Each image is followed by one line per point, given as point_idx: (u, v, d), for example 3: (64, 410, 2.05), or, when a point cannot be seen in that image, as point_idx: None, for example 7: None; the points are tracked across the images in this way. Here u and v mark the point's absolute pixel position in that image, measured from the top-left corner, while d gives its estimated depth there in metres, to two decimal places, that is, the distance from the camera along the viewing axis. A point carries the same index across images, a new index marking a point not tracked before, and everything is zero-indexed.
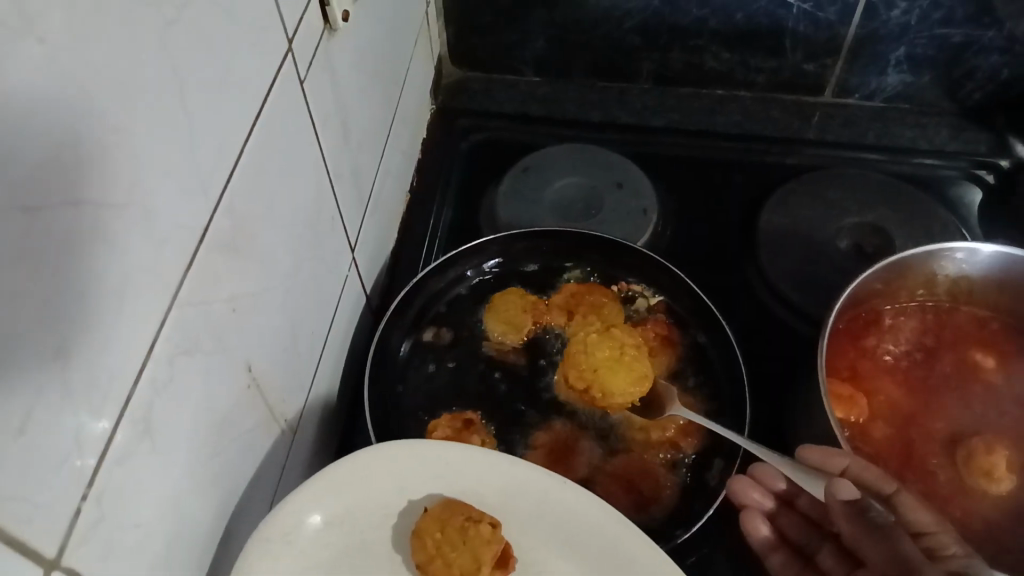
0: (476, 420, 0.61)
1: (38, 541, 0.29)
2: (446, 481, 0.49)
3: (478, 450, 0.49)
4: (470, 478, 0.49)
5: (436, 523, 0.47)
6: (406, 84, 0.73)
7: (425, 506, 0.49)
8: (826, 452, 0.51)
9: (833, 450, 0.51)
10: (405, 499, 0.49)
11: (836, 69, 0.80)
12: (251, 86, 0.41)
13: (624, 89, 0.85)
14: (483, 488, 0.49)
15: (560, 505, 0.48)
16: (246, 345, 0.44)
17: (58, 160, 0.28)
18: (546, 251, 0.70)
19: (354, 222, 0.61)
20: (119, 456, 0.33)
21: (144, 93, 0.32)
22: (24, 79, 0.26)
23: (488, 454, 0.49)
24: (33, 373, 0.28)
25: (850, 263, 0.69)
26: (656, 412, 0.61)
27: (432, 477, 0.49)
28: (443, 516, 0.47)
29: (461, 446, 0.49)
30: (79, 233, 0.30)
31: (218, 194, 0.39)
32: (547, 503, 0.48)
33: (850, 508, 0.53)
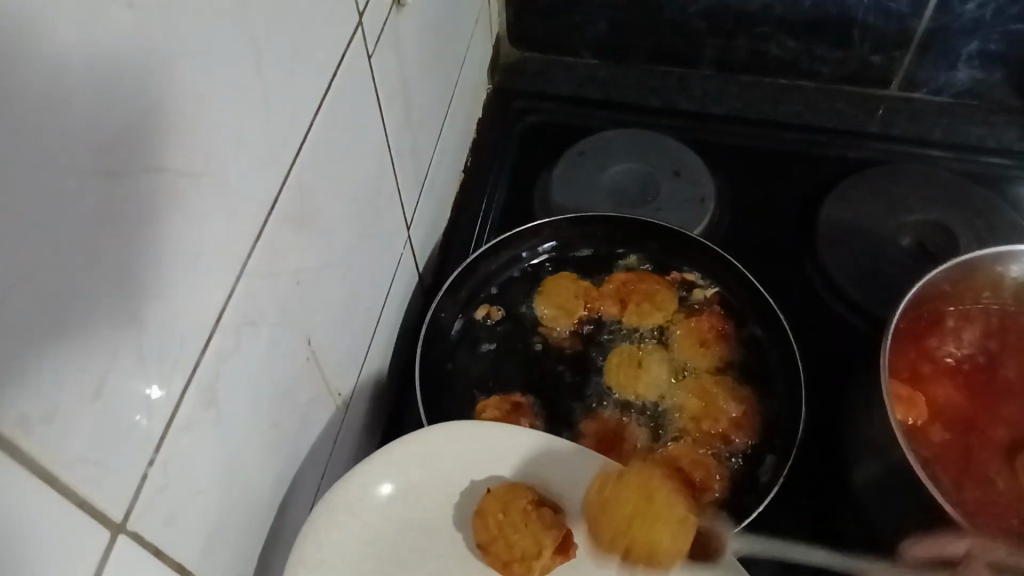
0: (525, 403, 0.61)
1: (107, 504, 0.30)
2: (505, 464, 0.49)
3: (535, 434, 0.50)
4: (528, 461, 0.50)
5: (499, 503, 0.47)
6: (466, 63, 0.72)
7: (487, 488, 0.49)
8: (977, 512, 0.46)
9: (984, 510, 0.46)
10: (468, 479, 0.49)
11: (904, 62, 0.78)
12: (324, 60, 0.41)
13: (684, 75, 0.83)
14: (538, 469, 0.50)
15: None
16: (308, 319, 0.44)
17: (141, 125, 0.28)
18: (602, 236, 0.69)
19: (411, 199, 0.60)
20: (185, 423, 0.34)
21: (224, 61, 0.32)
22: (111, 42, 0.26)
23: (544, 440, 0.50)
24: (109, 338, 0.28)
25: (912, 261, 0.67)
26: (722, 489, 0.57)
27: (494, 458, 0.50)
28: (506, 498, 0.47)
29: (514, 429, 0.50)
30: (158, 199, 0.30)
31: (287, 165, 0.39)
32: None
33: None
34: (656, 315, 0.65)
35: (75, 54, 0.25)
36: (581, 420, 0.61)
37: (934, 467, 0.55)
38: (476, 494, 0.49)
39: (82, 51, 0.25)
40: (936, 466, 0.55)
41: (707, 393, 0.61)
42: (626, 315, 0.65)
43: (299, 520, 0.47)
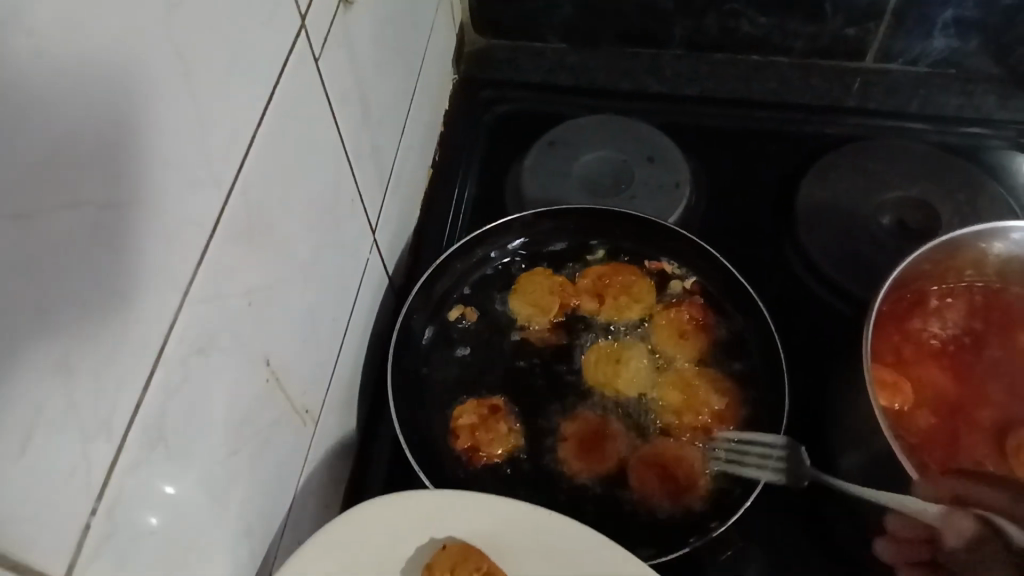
0: (502, 406, 0.60)
1: (45, 561, 0.28)
2: (443, 527, 0.47)
3: (472, 496, 0.47)
4: (466, 524, 0.47)
5: (447, 563, 0.46)
6: (428, 55, 0.70)
7: (442, 544, 0.47)
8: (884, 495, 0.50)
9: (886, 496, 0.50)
10: (425, 537, 0.47)
11: (879, 33, 0.76)
12: (263, 68, 0.39)
13: (655, 56, 0.81)
14: (492, 526, 0.47)
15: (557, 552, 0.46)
16: (265, 339, 0.42)
17: (55, 157, 0.26)
18: (574, 229, 0.67)
19: (374, 202, 0.58)
20: (130, 464, 0.32)
21: (148, 80, 0.30)
22: (10, 74, 0.24)
23: (480, 501, 0.47)
24: (34, 386, 0.26)
25: (894, 239, 0.66)
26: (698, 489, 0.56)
27: (454, 518, 0.47)
28: (456, 557, 0.46)
29: (445, 492, 0.47)
30: (79, 236, 0.28)
31: (231, 181, 0.37)
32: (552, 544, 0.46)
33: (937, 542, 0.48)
34: (634, 308, 0.63)
35: None
36: (562, 419, 0.59)
37: (921, 454, 0.54)
38: (422, 557, 0.47)
39: None
40: (923, 452, 0.54)
41: (689, 385, 0.60)
42: (604, 310, 0.63)
43: (268, 545, 0.46)
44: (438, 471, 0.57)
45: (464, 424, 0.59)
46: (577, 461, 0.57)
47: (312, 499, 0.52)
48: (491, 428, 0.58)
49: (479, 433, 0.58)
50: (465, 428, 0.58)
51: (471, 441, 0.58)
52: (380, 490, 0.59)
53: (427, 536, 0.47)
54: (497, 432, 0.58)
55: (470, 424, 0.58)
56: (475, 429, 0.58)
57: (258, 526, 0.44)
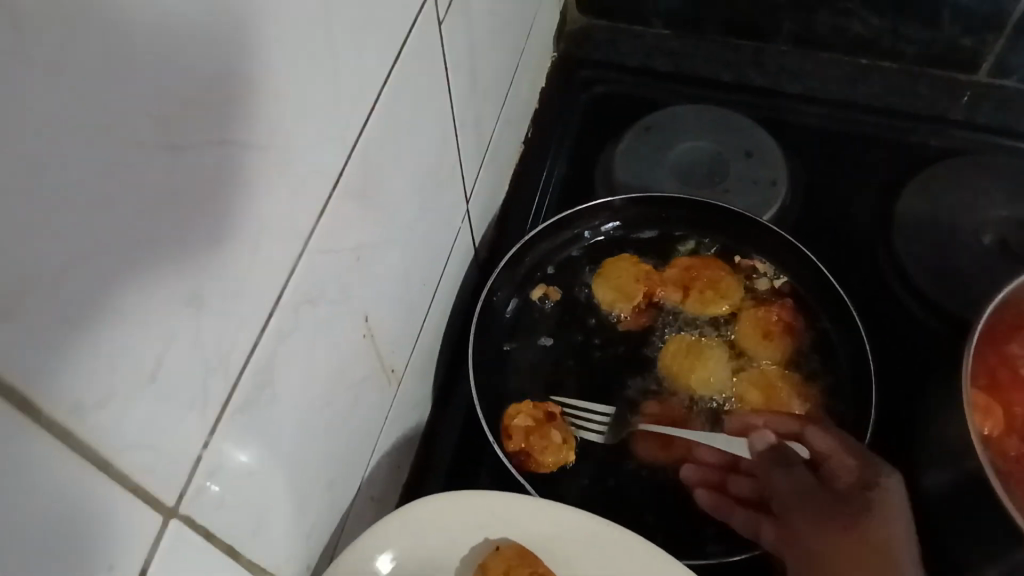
0: (558, 414, 0.58)
1: (160, 490, 0.29)
2: (499, 526, 0.47)
3: (528, 499, 0.47)
4: (521, 523, 0.47)
5: (503, 564, 0.45)
6: (533, 29, 0.69)
7: (495, 545, 0.47)
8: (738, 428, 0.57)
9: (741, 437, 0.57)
10: (480, 536, 0.47)
11: (997, 45, 0.73)
12: (393, 26, 0.39)
13: (760, 49, 0.79)
14: (548, 532, 0.47)
15: (614, 563, 0.46)
16: (366, 296, 0.43)
17: (207, 96, 0.26)
18: (666, 218, 0.66)
19: (471, 172, 0.58)
20: (241, 406, 0.32)
21: (294, 27, 0.30)
22: (177, 8, 0.24)
23: (540, 507, 0.47)
24: (167, 318, 0.27)
25: (994, 260, 0.63)
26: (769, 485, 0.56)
27: (511, 520, 0.47)
28: (511, 560, 0.46)
29: (502, 493, 0.47)
30: (220, 174, 0.28)
31: (355, 137, 0.37)
32: (610, 555, 0.46)
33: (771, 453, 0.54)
34: (720, 304, 0.62)
35: (141, 17, 0.23)
36: (638, 406, 0.59)
37: (1008, 484, 0.52)
38: (476, 556, 0.47)
39: (148, 15, 0.23)
40: (1011, 481, 0.53)
41: (771, 386, 0.59)
42: (689, 302, 0.63)
43: (347, 499, 0.46)
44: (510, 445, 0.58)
45: (517, 425, 0.57)
46: (653, 446, 0.58)
47: (387, 458, 0.52)
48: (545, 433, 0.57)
49: (532, 437, 0.56)
50: (517, 429, 0.57)
51: (525, 444, 0.56)
52: (450, 458, 0.59)
53: (483, 533, 0.47)
54: (553, 438, 0.56)
55: (524, 427, 0.57)
56: (527, 432, 0.56)
57: (340, 479, 0.45)
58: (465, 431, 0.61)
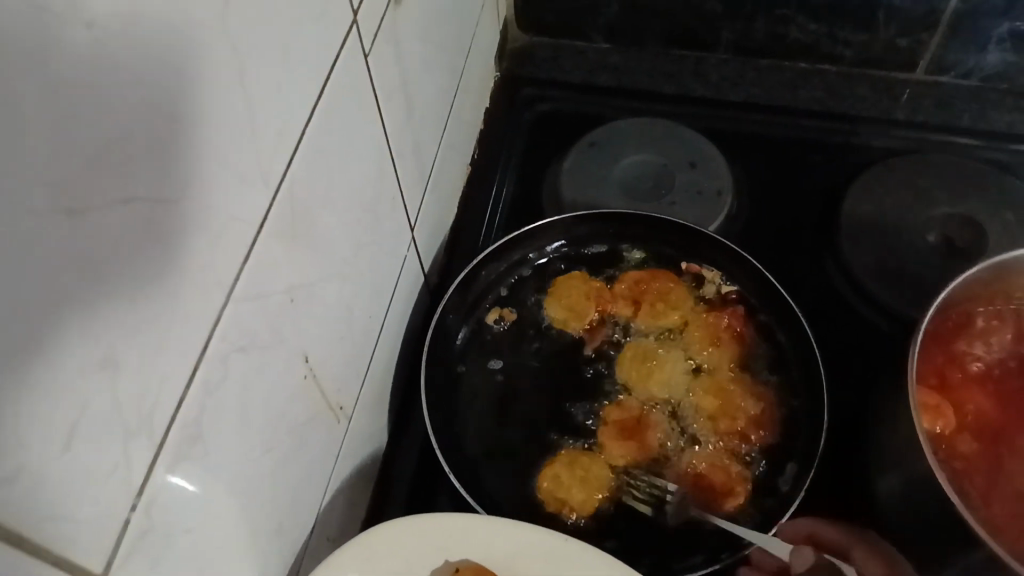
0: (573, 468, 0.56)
1: (83, 560, 0.28)
2: (458, 547, 0.47)
3: (486, 519, 0.47)
4: (481, 545, 0.47)
5: None
6: (472, 51, 0.69)
7: (456, 567, 0.46)
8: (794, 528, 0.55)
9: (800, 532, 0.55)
10: (441, 558, 0.47)
11: (932, 44, 0.74)
12: (313, 65, 0.38)
13: (701, 59, 0.80)
14: (508, 553, 0.47)
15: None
16: (304, 336, 0.42)
17: (108, 156, 0.26)
18: (613, 233, 0.66)
19: (414, 199, 0.58)
20: (168, 464, 0.31)
21: (201, 76, 0.30)
22: (64, 70, 0.23)
23: (500, 527, 0.47)
24: (76, 386, 0.26)
25: (939, 258, 0.64)
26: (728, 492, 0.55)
27: (470, 542, 0.47)
28: None
29: (462, 514, 0.47)
30: (128, 232, 0.27)
31: (279, 178, 0.37)
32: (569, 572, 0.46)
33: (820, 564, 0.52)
34: (671, 316, 0.63)
35: (26, 84, 0.22)
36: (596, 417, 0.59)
37: (959, 481, 0.52)
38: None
39: (34, 80, 0.22)
40: (964, 479, 0.53)
41: (724, 391, 0.59)
42: (640, 316, 0.63)
43: (298, 544, 0.46)
44: (468, 471, 0.57)
45: (548, 480, 0.56)
46: (615, 446, 0.57)
47: (341, 495, 0.52)
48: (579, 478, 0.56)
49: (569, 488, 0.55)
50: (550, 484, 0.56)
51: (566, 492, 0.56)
52: (408, 488, 0.59)
53: (441, 555, 0.47)
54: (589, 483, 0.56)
55: (557, 477, 0.56)
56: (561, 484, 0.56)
57: (289, 523, 0.44)
58: (423, 460, 0.60)
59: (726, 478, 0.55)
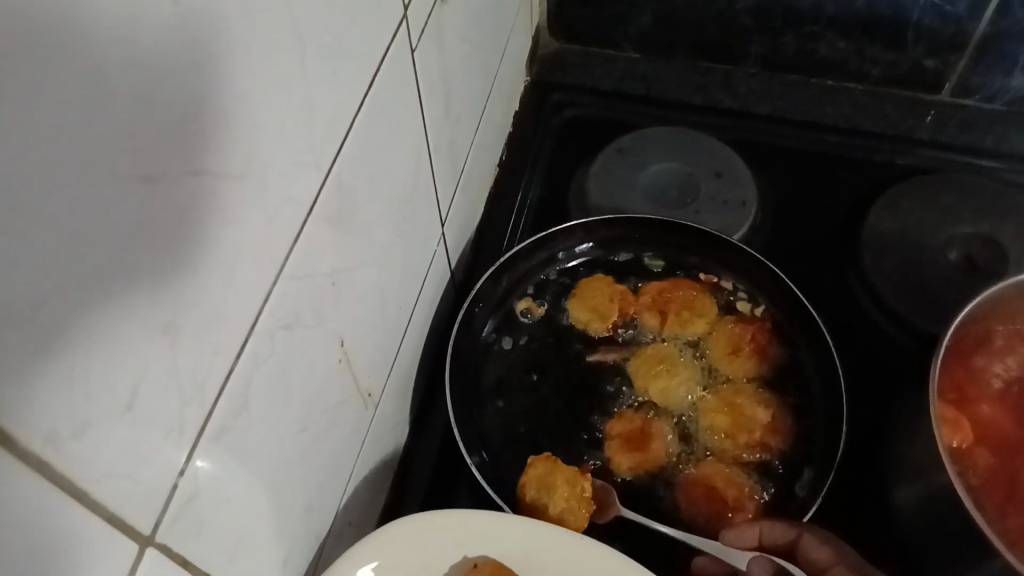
0: (552, 468, 0.55)
1: (136, 519, 0.28)
2: (475, 544, 0.47)
3: (501, 515, 0.47)
4: (498, 540, 0.47)
5: None
6: (507, 54, 0.70)
7: (474, 563, 0.47)
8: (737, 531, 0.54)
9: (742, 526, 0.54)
10: (461, 554, 0.47)
11: (959, 66, 0.75)
12: (366, 54, 0.39)
13: (729, 72, 0.81)
14: (522, 551, 0.47)
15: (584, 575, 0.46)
16: (341, 320, 0.43)
17: (181, 129, 0.27)
18: (639, 238, 0.67)
19: (446, 195, 0.59)
20: (215, 432, 0.32)
21: (266, 59, 0.31)
22: (153, 40, 0.24)
23: (515, 525, 0.47)
24: (142, 349, 0.27)
25: (960, 277, 0.65)
26: (739, 502, 0.56)
27: (488, 538, 0.47)
28: None
29: (480, 513, 0.47)
30: (194, 202, 0.28)
31: (329, 164, 0.38)
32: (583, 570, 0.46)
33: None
34: (696, 324, 0.63)
35: (117, 52, 0.23)
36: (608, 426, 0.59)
37: (975, 495, 0.53)
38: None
39: (126, 50, 0.23)
40: (981, 494, 0.53)
41: (733, 404, 0.59)
42: (667, 326, 0.64)
43: (323, 526, 0.46)
44: (486, 460, 0.58)
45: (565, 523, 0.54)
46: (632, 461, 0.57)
47: (365, 481, 0.52)
48: (555, 495, 0.54)
49: (572, 499, 0.54)
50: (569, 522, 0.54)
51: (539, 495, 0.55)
52: (428, 480, 0.60)
53: (460, 551, 0.47)
54: (559, 483, 0.54)
55: (559, 511, 0.54)
56: (569, 510, 0.54)
57: (317, 504, 0.45)
58: (442, 452, 0.61)
59: (732, 486, 0.56)
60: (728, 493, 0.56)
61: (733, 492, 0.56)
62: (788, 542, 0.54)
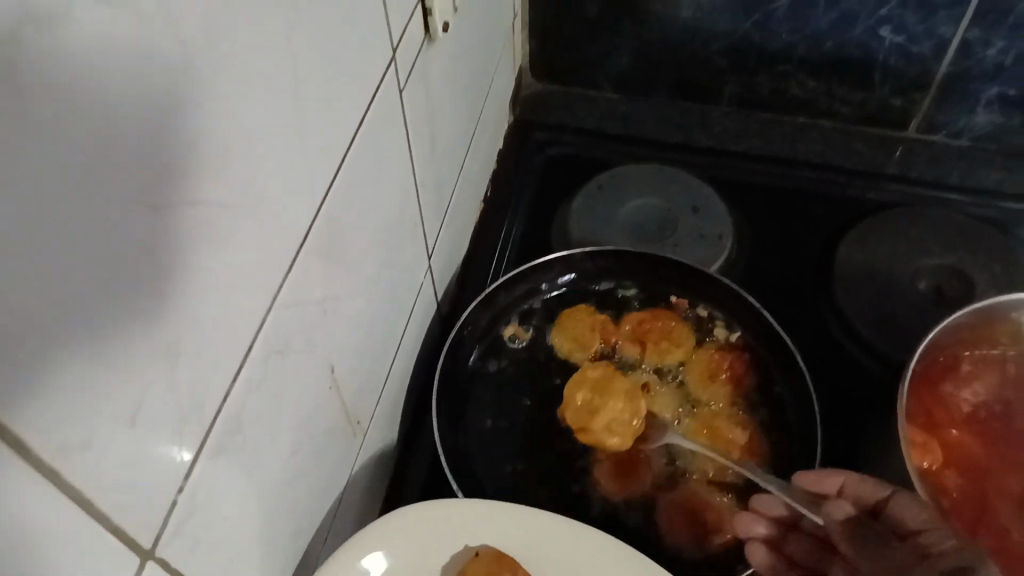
0: (610, 379, 0.62)
1: (137, 532, 0.30)
2: (476, 534, 0.48)
3: (504, 504, 0.49)
4: (498, 530, 0.49)
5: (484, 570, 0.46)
6: (491, 93, 0.73)
7: (475, 551, 0.48)
8: (815, 476, 0.54)
9: (822, 473, 0.54)
10: (461, 544, 0.48)
11: (924, 104, 0.78)
12: (358, 94, 0.42)
13: (704, 111, 0.84)
14: (522, 539, 0.49)
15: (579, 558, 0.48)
16: (331, 348, 0.45)
17: (184, 163, 0.29)
18: (619, 270, 0.70)
19: (433, 228, 0.61)
20: (212, 451, 0.34)
21: (264, 97, 0.33)
22: (161, 78, 0.26)
23: (519, 512, 0.49)
24: (145, 369, 0.28)
25: (929, 306, 0.67)
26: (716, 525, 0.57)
27: (488, 530, 0.49)
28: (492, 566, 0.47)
29: (486, 503, 0.49)
30: (195, 230, 0.30)
31: (321, 197, 0.40)
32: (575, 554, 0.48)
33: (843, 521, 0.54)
34: (675, 352, 0.65)
35: (130, 90, 0.25)
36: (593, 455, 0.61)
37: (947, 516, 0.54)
38: (455, 564, 0.48)
39: (138, 89, 0.26)
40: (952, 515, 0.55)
41: (711, 427, 0.61)
42: (647, 355, 0.65)
43: (312, 550, 0.48)
44: (471, 486, 0.60)
45: (608, 433, 0.60)
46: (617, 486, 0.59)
47: (353, 507, 0.54)
48: (611, 403, 0.60)
49: (625, 413, 0.60)
50: (613, 432, 0.60)
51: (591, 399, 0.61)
52: None
53: (461, 541, 0.48)
54: (617, 395, 0.61)
55: (606, 421, 0.60)
56: (616, 422, 0.60)
57: (305, 527, 0.46)
58: (428, 480, 0.63)
59: (711, 510, 0.58)
60: (708, 516, 0.58)
61: (712, 515, 0.58)
62: (879, 502, 0.53)
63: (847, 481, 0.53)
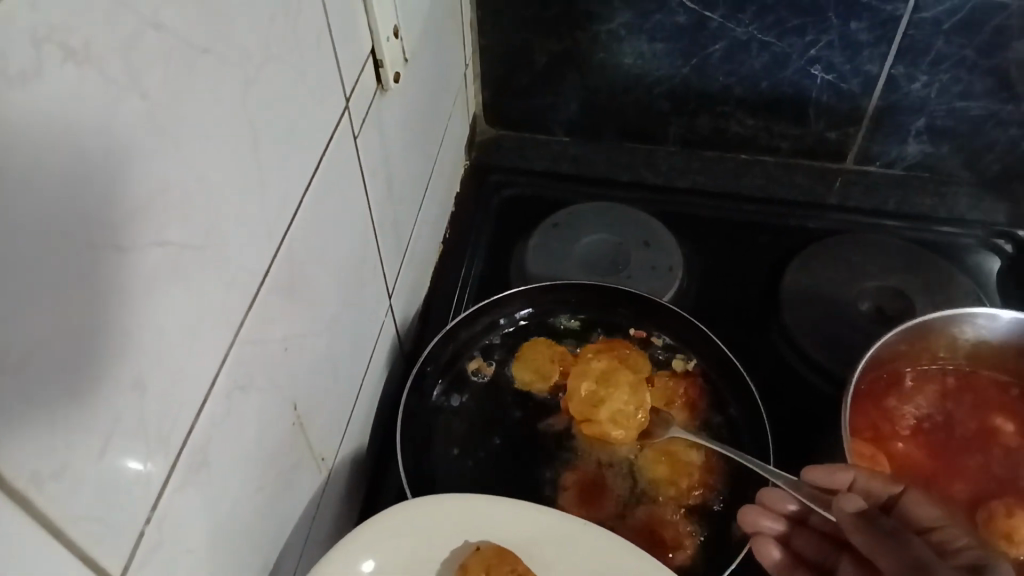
0: (616, 372, 0.66)
1: (109, 561, 0.31)
2: (476, 530, 0.51)
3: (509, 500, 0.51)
4: (495, 530, 0.51)
5: (481, 564, 0.48)
6: (445, 139, 0.76)
7: (476, 545, 0.50)
8: (828, 470, 0.53)
9: (835, 467, 0.53)
10: (462, 538, 0.50)
11: (858, 137, 0.82)
12: (313, 141, 0.44)
13: (651, 151, 0.88)
14: (520, 536, 0.51)
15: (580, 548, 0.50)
16: (293, 386, 0.46)
17: (148, 206, 0.31)
18: (576, 302, 0.72)
19: (392, 269, 0.63)
20: (178, 483, 0.35)
21: (223, 145, 0.35)
22: (127, 126, 0.29)
23: (520, 510, 0.51)
24: (113, 402, 0.30)
25: (872, 325, 0.70)
26: (676, 542, 0.59)
27: (485, 529, 0.51)
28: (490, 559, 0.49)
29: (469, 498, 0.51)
30: (160, 269, 0.32)
31: (279, 239, 0.42)
32: (569, 547, 0.50)
33: (858, 519, 0.52)
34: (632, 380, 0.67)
35: (98, 142, 0.27)
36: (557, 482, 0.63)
37: None
38: (459, 556, 0.50)
39: (106, 143, 0.28)
40: None
41: (669, 452, 0.63)
42: None
43: None
44: None
45: (614, 424, 0.64)
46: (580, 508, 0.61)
47: (320, 544, 0.55)
48: (616, 395, 0.64)
49: (629, 405, 0.64)
50: (617, 423, 0.64)
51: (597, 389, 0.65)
52: None
53: (462, 535, 0.51)
54: (624, 387, 0.65)
55: (613, 411, 0.64)
56: (622, 414, 0.64)
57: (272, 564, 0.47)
58: None
59: (670, 529, 0.59)
60: (670, 532, 0.59)
61: (671, 532, 0.59)
62: (889, 497, 0.53)
63: (861, 476, 0.53)
